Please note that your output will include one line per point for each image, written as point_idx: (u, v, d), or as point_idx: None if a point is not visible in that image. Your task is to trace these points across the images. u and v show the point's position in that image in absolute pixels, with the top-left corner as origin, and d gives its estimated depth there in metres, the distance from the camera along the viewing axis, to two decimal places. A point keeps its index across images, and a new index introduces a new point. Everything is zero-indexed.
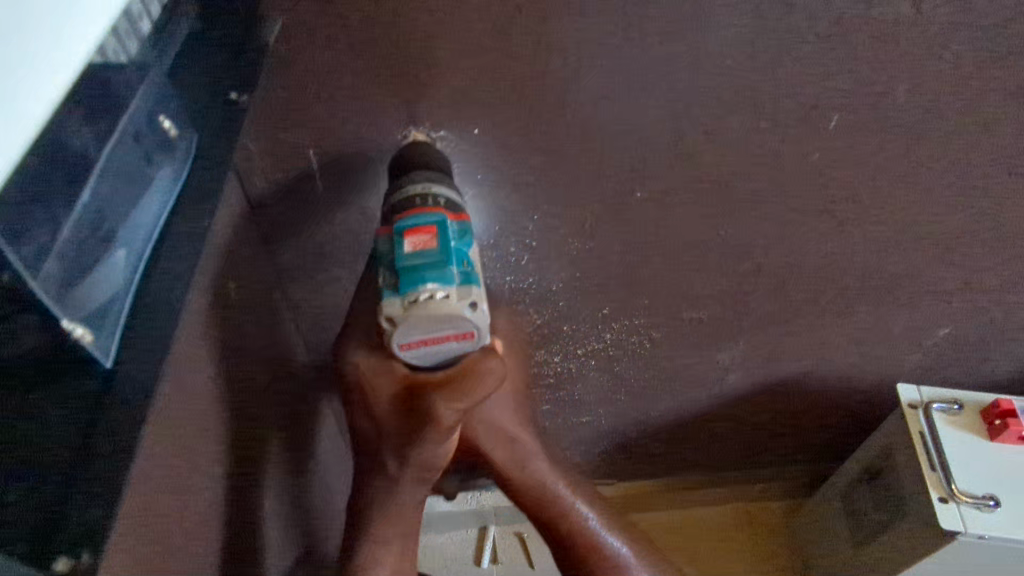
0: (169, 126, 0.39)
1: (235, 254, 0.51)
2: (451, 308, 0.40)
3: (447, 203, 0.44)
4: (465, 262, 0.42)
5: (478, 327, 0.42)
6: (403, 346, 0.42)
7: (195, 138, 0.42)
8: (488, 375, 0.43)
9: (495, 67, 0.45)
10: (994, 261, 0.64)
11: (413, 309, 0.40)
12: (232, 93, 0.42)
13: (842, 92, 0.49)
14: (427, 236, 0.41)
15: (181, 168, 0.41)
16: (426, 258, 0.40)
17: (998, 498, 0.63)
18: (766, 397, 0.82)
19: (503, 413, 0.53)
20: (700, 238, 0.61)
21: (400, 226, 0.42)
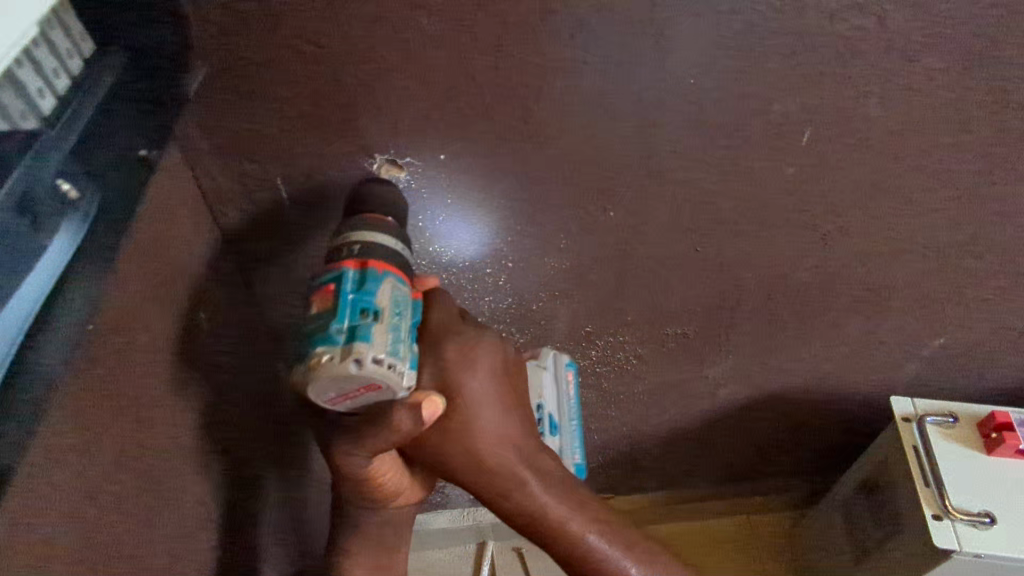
0: (69, 187, 0.33)
1: (205, 282, 0.51)
2: (337, 368, 0.38)
3: (355, 252, 0.42)
4: (368, 312, 0.40)
5: (383, 378, 0.40)
6: (329, 404, 0.42)
7: (95, 195, 0.36)
8: (389, 424, 0.42)
9: (454, 93, 0.45)
10: (984, 270, 0.63)
11: (313, 371, 0.39)
12: (143, 150, 0.40)
13: (812, 106, 0.48)
14: (324, 296, 0.41)
15: (78, 230, 0.34)
16: (321, 320, 0.40)
17: (993, 514, 0.61)
18: (759, 410, 0.81)
19: (495, 446, 0.46)
20: (679, 254, 0.60)
21: (315, 284, 0.42)
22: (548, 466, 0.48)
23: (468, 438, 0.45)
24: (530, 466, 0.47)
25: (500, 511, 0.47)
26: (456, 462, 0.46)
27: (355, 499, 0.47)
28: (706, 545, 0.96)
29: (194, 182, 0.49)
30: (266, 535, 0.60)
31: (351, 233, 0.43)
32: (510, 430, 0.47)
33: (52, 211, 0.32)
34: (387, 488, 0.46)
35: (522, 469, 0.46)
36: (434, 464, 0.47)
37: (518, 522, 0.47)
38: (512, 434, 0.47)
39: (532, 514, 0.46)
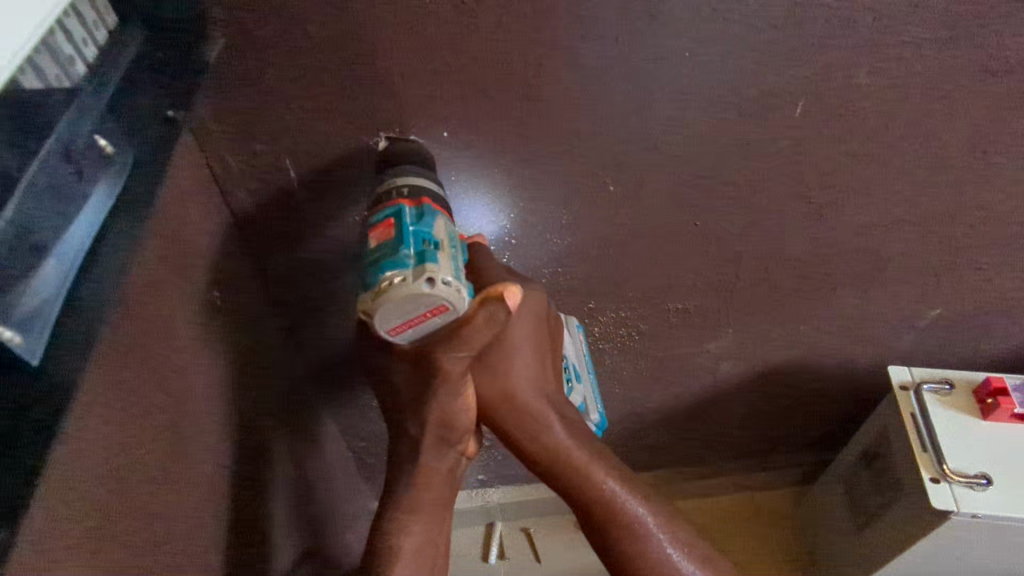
0: (105, 143, 0.37)
1: (218, 262, 0.53)
2: (410, 287, 0.41)
3: (408, 193, 0.46)
4: (429, 242, 0.43)
5: (449, 301, 0.42)
6: (390, 333, 0.45)
7: (134, 151, 0.39)
8: (483, 318, 0.45)
9: (458, 72, 0.46)
10: (979, 239, 0.64)
11: (381, 296, 0.42)
12: (170, 111, 0.41)
13: (806, 78, 0.50)
14: (384, 229, 0.44)
15: (119, 180, 0.37)
16: (385, 247, 0.43)
17: (990, 476, 0.63)
18: (761, 384, 0.82)
19: (525, 383, 0.50)
20: (679, 229, 0.62)
21: (370, 221, 0.45)
22: (577, 418, 0.52)
23: (503, 376, 0.49)
24: (561, 413, 0.50)
25: (519, 446, 0.50)
26: (489, 400, 0.50)
27: (435, 419, 0.48)
28: (712, 520, 0.98)
29: (206, 164, 0.51)
30: (278, 512, 0.62)
31: (399, 179, 0.47)
32: (541, 373, 0.51)
33: (91, 164, 0.36)
34: (467, 404, 0.49)
35: (546, 409, 0.50)
36: (469, 399, 0.50)
37: (545, 462, 0.50)
38: (545, 382, 0.51)
39: (558, 455, 0.49)
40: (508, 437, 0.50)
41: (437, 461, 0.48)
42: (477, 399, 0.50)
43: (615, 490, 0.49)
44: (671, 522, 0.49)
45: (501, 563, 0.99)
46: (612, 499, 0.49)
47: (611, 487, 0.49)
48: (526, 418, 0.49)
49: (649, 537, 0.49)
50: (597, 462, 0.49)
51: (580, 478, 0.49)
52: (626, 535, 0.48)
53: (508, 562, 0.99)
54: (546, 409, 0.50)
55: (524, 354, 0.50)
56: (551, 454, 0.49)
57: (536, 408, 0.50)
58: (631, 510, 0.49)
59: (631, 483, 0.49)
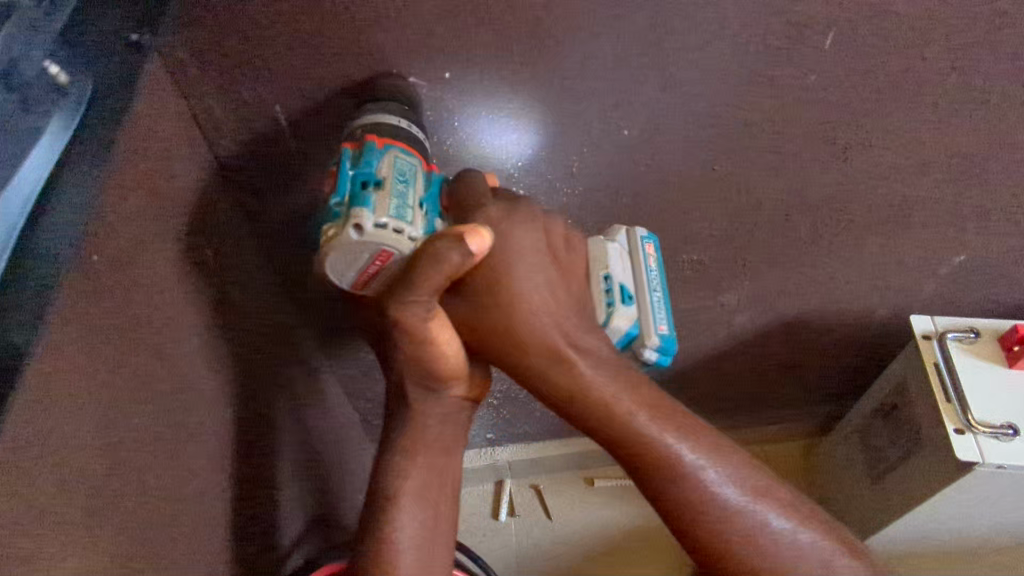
0: (57, 72, 0.37)
1: (207, 219, 0.50)
2: (343, 239, 0.41)
3: (359, 133, 0.44)
4: (369, 183, 0.41)
5: (388, 246, 0.41)
6: (354, 285, 0.45)
7: (95, 79, 0.39)
8: (433, 256, 0.40)
9: (458, 3, 0.42)
10: (1011, 180, 0.61)
11: (324, 249, 0.42)
12: (133, 36, 0.41)
13: (837, 5, 0.46)
14: (331, 176, 0.43)
15: (77, 110, 0.37)
16: (330, 199, 0.43)
17: (1017, 426, 0.61)
18: (775, 337, 0.80)
19: (538, 318, 0.46)
20: (696, 176, 0.58)
21: (329, 169, 0.45)
22: (602, 349, 0.47)
23: (510, 316, 0.46)
24: (580, 346, 0.46)
25: (535, 380, 0.47)
26: (498, 340, 0.46)
27: (421, 367, 0.46)
28: None
29: (188, 111, 0.47)
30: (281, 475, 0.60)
31: (357, 120, 0.45)
32: (562, 303, 0.46)
33: (45, 96, 0.36)
34: (447, 352, 0.46)
35: (563, 343, 0.45)
36: (475, 339, 0.47)
37: (565, 399, 0.46)
38: (563, 313, 0.46)
39: (579, 390, 0.46)
40: (524, 374, 0.47)
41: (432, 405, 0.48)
42: (478, 340, 0.47)
43: (648, 425, 0.45)
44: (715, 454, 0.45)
45: (512, 520, 0.99)
46: (643, 436, 0.45)
47: (642, 422, 0.45)
48: (535, 353, 0.46)
49: (692, 473, 0.44)
50: (624, 395, 0.46)
51: (606, 418, 0.45)
52: (660, 473, 0.45)
53: (518, 519, 0.99)
54: (563, 343, 0.46)
55: (532, 285, 0.46)
56: (567, 390, 0.46)
57: (551, 342, 0.46)
58: (665, 447, 0.45)
59: (666, 417, 0.46)
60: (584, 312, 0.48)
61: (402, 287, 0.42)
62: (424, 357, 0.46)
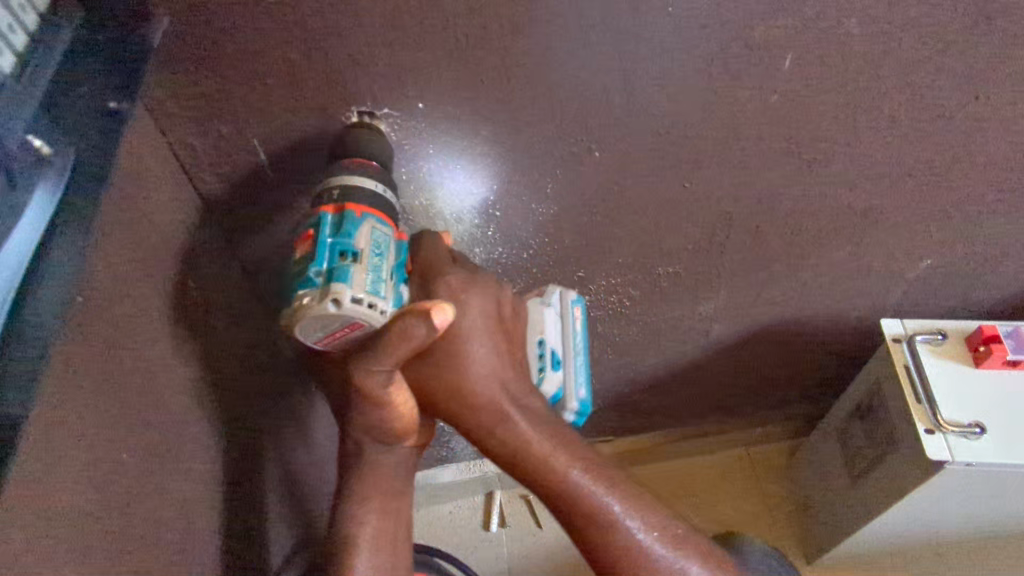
0: (41, 144, 0.35)
1: (189, 252, 0.51)
2: (317, 308, 0.41)
3: (336, 197, 0.44)
4: (347, 254, 0.42)
5: (361, 317, 0.42)
6: (320, 346, 0.45)
7: (76, 150, 0.36)
8: (402, 334, 0.42)
9: (428, 39, 0.44)
10: (971, 188, 0.63)
11: (296, 316, 0.42)
12: (113, 103, 0.38)
13: (794, 30, 0.48)
14: (306, 242, 0.43)
15: (62, 184, 0.35)
16: (304, 265, 0.43)
17: (984, 425, 0.63)
18: (753, 343, 0.82)
19: (482, 380, 0.48)
20: (668, 193, 0.60)
21: (301, 232, 0.45)
22: (542, 408, 0.50)
23: (458, 379, 0.48)
24: (520, 403, 0.49)
25: (477, 437, 0.49)
26: (445, 401, 0.49)
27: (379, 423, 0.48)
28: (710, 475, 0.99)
29: (166, 147, 0.48)
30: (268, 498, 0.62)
31: (330, 178, 0.45)
32: (503, 367, 0.49)
33: (28, 168, 0.34)
34: (403, 410, 0.48)
35: (505, 403, 0.48)
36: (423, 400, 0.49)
37: (509, 457, 0.49)
38: (506, 375, 0.49)
39: (521, 449, 0.48)
40: (467, 430, 0.49)
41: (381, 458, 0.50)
42: (428, 400, 0.49)
43: (581, 482, 0.48)
44: (646, 513, 0.48)
45: (502, 531, 1.00)
46: (576, 492, 0.47)
47: (575, 479, 0.48)
48: (477, 412, 0.48)
49: (620, 528, 0.47)
50: (560, 453, 0.48)
51: (544, 474, 0.48)
52: (591, 527, 0.48)
53: (509, 529, 1.00)
54: (506, 401, 0.48)
55: (476, 351, 0.48)
56: (509, 448, 0.48)
57: (494, 402, 0.48)
58: (598, 502, 0.47)
59: (598, 473, 0.48)
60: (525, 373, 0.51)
61: (368, 355, 0.44)
62: (381, 415, 0.47)
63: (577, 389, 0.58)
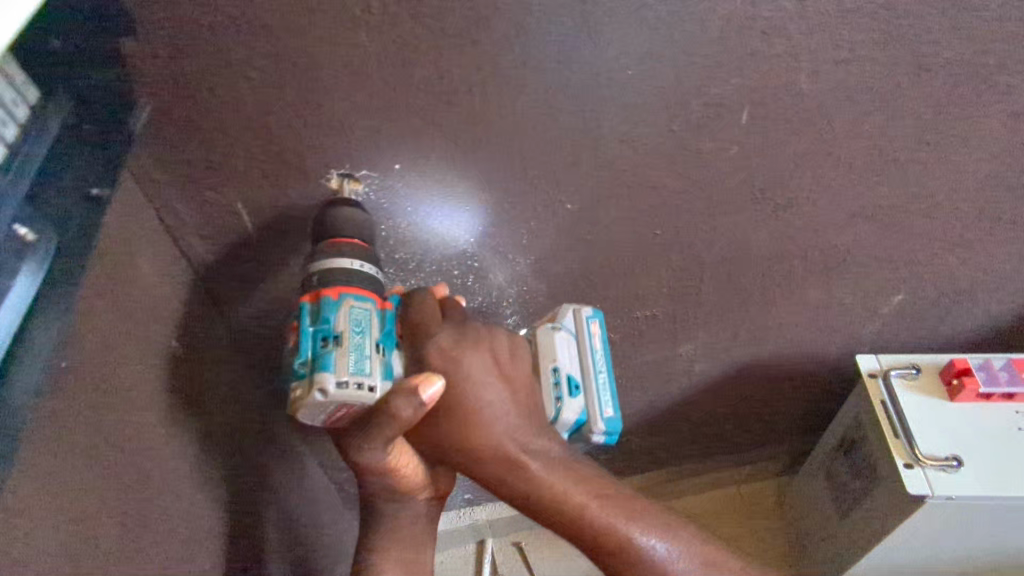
0: (25, 232, 0.35)
1: (176, 312, 0.52)
2: (308, 399, 0.44)
3: (314, 284, 0.47)
4: (328, 339, 0.45)
5: (351, 398, 0.44)
6: (323, 426, 0.48)
7: (54, 236, 0.37)
8: (385, 422, 0.44)
9: (402, 106, 0.46)
10: (931, 226, 0.66)
11: (294, 407, 0.45)
12: (95, 190, 0.40)
13: (747, 87, 0.51)
14: (296, 331, 0.47)
15: (42, 269, 0.35)
16: (297, 353, 0.46)
17: (961, 457, 0.64)
18: (735, 382, 0.83)
19: (490, 431, 0.49)
20: (640, 240, 0.62)
21: (291, 320, 0.48)
22: (558, 450, 0.50)
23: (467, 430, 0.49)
24: (532, 450, 0.49)
25: (493, 487, 0.50)
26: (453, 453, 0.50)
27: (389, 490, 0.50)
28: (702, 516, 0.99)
29: (153, 213, 0.50)
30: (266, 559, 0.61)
31: (311, 265, 0.48)
32: (512, 414, 0.50)
33: (11, 256, 0.34)
34: (407, 475, 0.50)
35: (515, 451, 0.49)
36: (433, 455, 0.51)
37: (530, 504, 0.49)
38: (515, 421, 0.50)
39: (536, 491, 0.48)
40: (482, 481, 0.50)
41: (399, 515, 0.52)
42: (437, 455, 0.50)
43: (606, 521, 0.48)
44: (676, 544, 0.48)
45: None
46: (602, 531, 0.48)
47: (600, 518, 0.48)
48: (490, 462, 0.49)
49: (652, 563, 0.47)
50: (581, 494, 0.48)
51: (567, 517, 0.48)
52: (622, 564, 0.48)
53: None
54: (517, 449, 0.49)
55: (479, 402, 0.49)
56: (524, 496, 0.49)
57: (505, 451, 0.49)
58: (625, 540, 0.47)
59: (621, 509, 0.48)
60: (533, 415, 0.52)
61: (360, 437, 0.46)
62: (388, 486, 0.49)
63: (603, 409, 0.57)
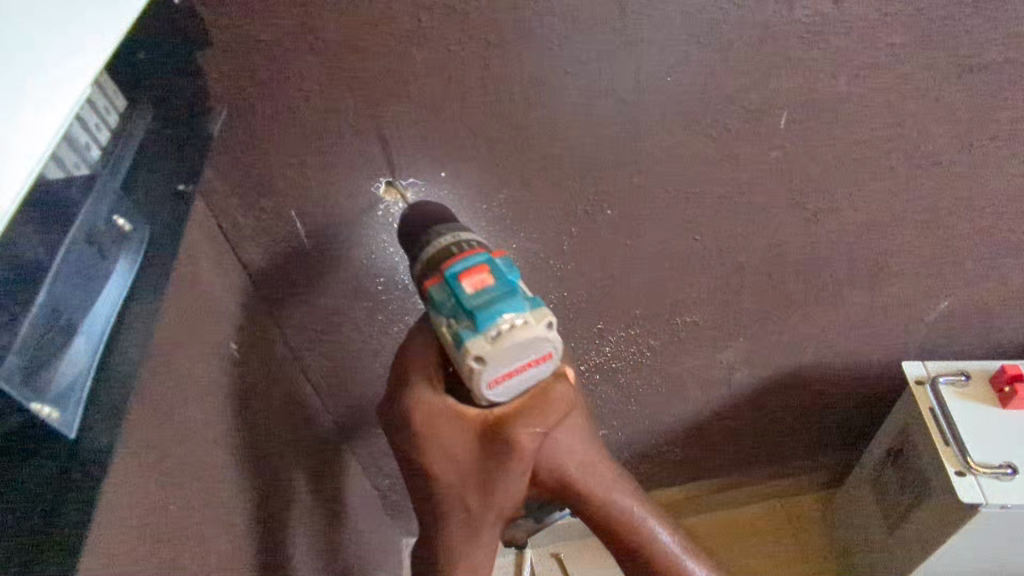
0: (124, 222, 0.37)
1: (232, 316, 0.55)
2: (534, 330, 0.40)
3: (479, 247, 0.44)
4: (526, 294, 0.42)
5: (557, 348, 0.42)
6: (489, 385, 0.41)
7: (148, 227, 0.40)
8: (562, 396, 0.44)
9: (450, 116, 0.48)
10: (979, 229, 0.65)
11: (501, 341, 0.39)
12: (182, 185, 0.42)
13: (787, 91, 0.51)
14: (484, 275, 0.41)
15: (137, 256, 0.38)
16: (490, 294, 0.40)
17: (1015, 465, 0.63)
18: (776, 390, 0.82)
19: (597, 449, 0.48)
20: (679, 246, 0.63)
21: (449, 271, 0.41)
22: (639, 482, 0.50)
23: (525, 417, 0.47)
24: (624, 477, 0.49)
25: (586, 507, 0.48)
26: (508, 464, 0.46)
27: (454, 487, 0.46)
28: (741, 530, 0.97)
29: (213, 220, 0.53)
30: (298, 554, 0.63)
31: (458, 234, 0.45)
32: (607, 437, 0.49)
33: (114, 243, 0.36)
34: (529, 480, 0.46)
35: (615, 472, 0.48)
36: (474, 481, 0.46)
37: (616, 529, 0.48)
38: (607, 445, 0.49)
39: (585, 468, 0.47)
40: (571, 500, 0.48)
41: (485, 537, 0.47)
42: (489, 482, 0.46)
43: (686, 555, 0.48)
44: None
45: None
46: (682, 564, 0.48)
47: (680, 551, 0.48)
48: (594, 478, 0.47)
49: None
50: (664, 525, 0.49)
51: (651, 545, 0.48)
52: None
53: None
54: (614, 470, 0.49)
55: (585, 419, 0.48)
56: (623, 519, 0.48)
57: (604, 471, 0.48)
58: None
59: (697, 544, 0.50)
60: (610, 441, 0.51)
61: (527, 412, 0.43)
62: (514, 486, 0.45)
63: None
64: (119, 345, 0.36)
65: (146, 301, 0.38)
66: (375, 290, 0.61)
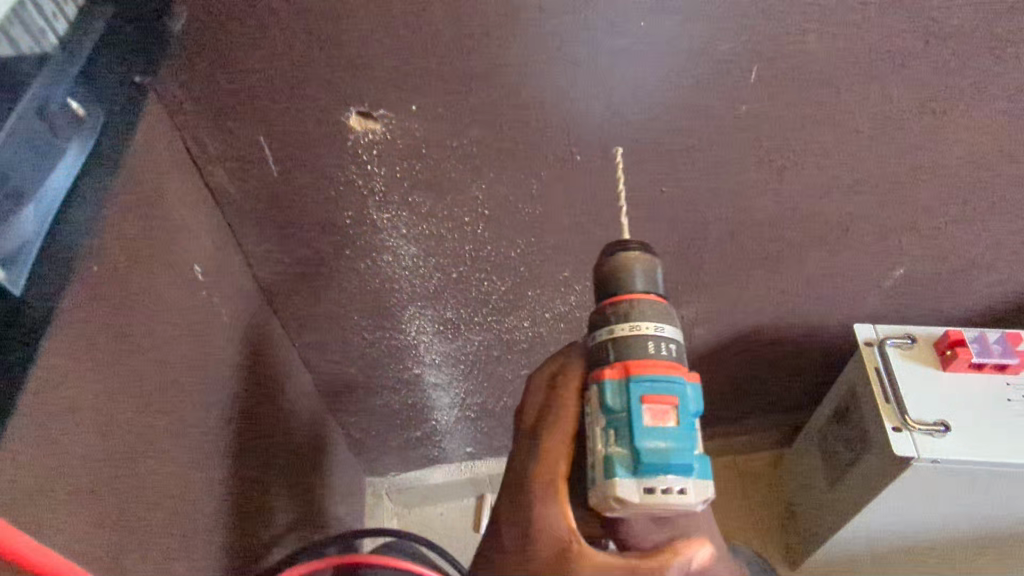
0: (77, 107, 0.38)
1: (198, 237, 0.55)
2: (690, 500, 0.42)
3: (672, 356, 0.44)
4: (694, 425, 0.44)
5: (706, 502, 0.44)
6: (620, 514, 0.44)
7: (104, 111, 0.40)
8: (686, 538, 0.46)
9: (422, 48, 0.48)
10: (938, 198, 0.67)
11: (654, 495, 0.42)
12: (138, 77, 0.44)
13: (757, 44, 0.52)
14: (668, 409, 0.42)
15: (93, 143, 0.39)
16: (667, 438, 0.42)
17: (948, 423, 0.66)
18: (736, 348, 0.85)
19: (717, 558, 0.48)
20: (645, 197, 0.64)
21: (636, 384, 0.42)
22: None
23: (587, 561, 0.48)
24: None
25: None
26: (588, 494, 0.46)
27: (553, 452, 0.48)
28: None
29: (179, 140, 0.52)
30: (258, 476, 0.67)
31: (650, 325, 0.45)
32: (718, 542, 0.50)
33: (66, 124, 0.37)
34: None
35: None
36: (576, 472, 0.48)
37: None
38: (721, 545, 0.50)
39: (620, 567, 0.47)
40: None
41: None
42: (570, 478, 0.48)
43: None
44: None
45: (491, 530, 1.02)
46: None
47: None
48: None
49: None
50: None
51: None
52: None
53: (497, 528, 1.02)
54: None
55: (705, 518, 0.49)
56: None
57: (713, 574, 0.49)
58: None
59: None
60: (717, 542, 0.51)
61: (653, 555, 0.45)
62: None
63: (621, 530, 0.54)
64: (67, 220, 0.37)
65: (91, 186, 0.39)
66: (343, 223, 0.61)
